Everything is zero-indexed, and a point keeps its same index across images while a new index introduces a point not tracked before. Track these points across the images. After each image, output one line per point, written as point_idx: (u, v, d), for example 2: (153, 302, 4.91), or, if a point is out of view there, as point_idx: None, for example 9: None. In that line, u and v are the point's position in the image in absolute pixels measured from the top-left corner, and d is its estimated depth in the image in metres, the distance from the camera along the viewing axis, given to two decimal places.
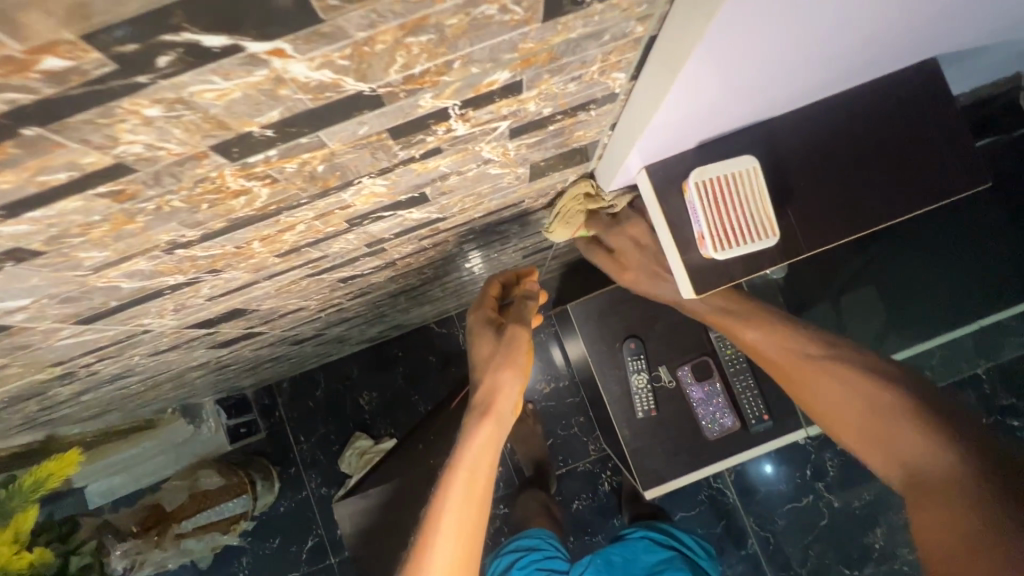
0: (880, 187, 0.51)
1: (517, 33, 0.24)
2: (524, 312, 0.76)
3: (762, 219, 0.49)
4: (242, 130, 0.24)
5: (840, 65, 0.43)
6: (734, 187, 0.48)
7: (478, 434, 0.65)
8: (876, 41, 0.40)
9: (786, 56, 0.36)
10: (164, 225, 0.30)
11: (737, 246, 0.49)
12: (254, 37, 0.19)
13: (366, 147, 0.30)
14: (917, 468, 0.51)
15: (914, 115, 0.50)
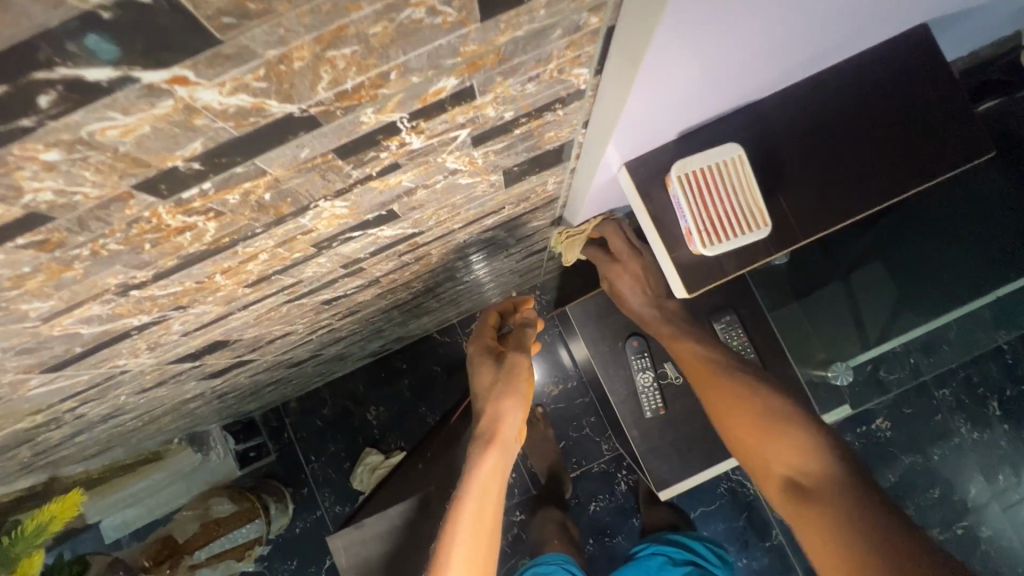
0: (876, 164, 0.48)
1: (455, 36, 0.22)
2: (524, 339, 0.75)
3: (751, 208, 0.47)
4: (164, 166, 0.22)
5: (824, 37, 0.40)
6: (719, 178, 0.46)
7: (483, 463, 0.61)
8: (859, 7, 0.37)
9: (761, 28, 0.33)
10: (107, 269, 0.28)
11: (726, 240, 0.46)
12: (145, 66, 0.17)
13: (314, 170, 0.28)
14: (800, 470, 0.61)
15: (906, 88, 0.48)
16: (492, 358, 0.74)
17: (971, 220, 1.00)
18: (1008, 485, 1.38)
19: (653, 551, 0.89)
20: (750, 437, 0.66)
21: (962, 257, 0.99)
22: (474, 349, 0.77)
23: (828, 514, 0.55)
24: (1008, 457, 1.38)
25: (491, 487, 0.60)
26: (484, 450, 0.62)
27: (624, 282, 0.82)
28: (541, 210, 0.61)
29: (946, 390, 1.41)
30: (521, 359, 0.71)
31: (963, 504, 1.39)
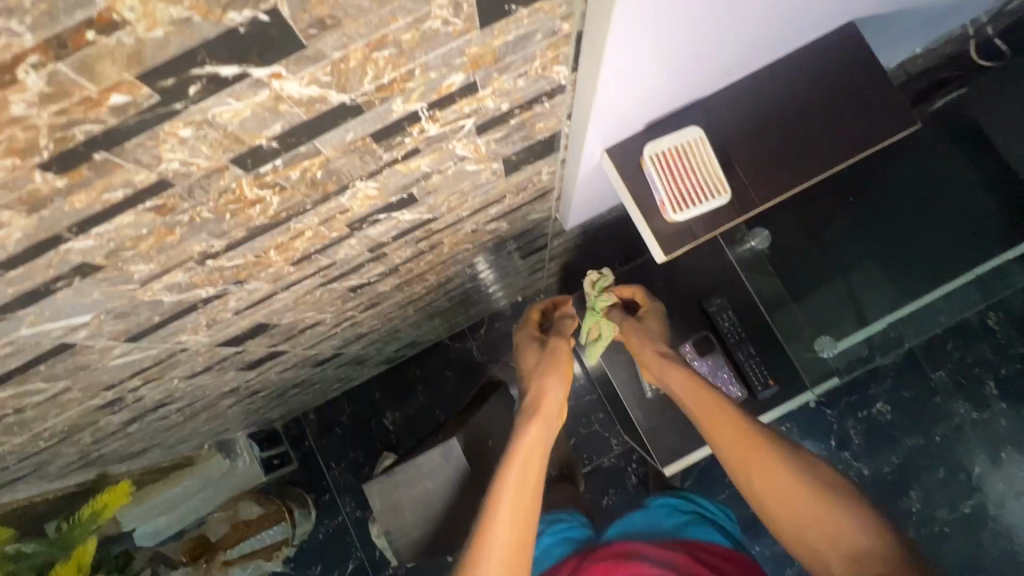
0: (825, 138, 0.56)
1: (462, 40, 0.30)
2: (563, 325, 0.84)
3: (713, 179, 0.54)
4: (253, 143, 0.30)
5: (763, 35, 0.48)
6: (686, 154, 0.54)
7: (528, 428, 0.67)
8: (787, 9, 0.45)
9: (702, 28, 0.42)
10: (196, 237, 0.36)
11: (692, 206, 0.54)
12: (256, 64, 0.25)
13: (355, 152, 0.36)
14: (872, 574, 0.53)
15: (843, 74, 0.55)
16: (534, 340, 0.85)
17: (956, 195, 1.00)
18: (1011, 462, 1.41)
19: (662, 502, 0.94)
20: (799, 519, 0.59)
21: (947, 231, 0.99)
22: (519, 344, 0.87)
23: None
24: (1009, 435, 1.42)
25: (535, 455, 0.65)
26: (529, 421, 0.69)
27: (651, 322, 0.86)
28: (539, 202, 0.69)
29: (942, 371, 1.45)
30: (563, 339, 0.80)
31: (969, 482, 1.42)
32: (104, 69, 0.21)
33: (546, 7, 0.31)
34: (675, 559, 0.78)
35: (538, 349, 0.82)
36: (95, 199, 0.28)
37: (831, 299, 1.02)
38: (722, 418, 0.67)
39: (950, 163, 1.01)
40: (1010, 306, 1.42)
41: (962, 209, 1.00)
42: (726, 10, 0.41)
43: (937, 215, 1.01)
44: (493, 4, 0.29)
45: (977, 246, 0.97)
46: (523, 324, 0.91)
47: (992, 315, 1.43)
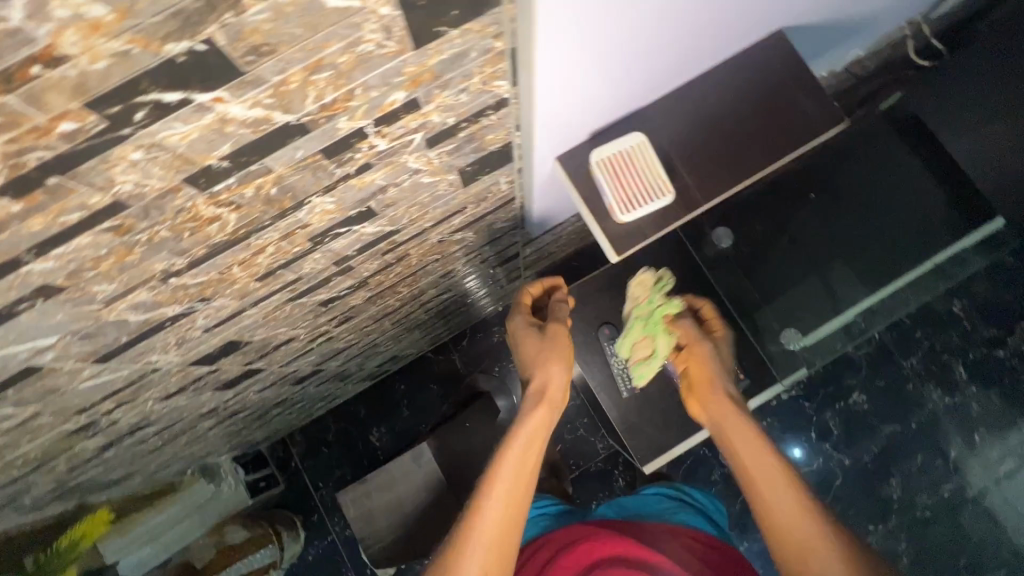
0: (764, 135, 0.58)
1: (398, 61, 0.33)
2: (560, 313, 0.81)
3: (657, 180, 0.57)
4: (204, 163, 0.32)
5: (694, 40, 0.51)
6: (629, 159, 0.57)
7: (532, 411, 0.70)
8: (712, 16, 0.49)
9: (630, 36, 0.45)
10: (156, 255, 0.38)
11: (638, 208, 0.57)
12: (199, 89, 0.27)
13: (307, 169, 0.38)
14: None
15: (774, 78, 0.58)
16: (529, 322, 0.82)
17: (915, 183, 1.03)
18: (985, 445, 1.45)
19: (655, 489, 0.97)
20: None
21: (906, 221, 1.02)
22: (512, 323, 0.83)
23: None
24: (981, 418, 1.45)
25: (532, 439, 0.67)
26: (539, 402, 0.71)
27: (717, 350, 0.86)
28: (502, 211, 0.71)
29: (914, 359, 1.49)
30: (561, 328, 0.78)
31: (946, 466, 1.45)
32: (53, 100, 0.23)
33: (475, 27, 0.34)
34: (667, 540, 0.81)
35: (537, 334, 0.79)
36: (51, 221, 0.30)
37: (798, 294, 1.07)
38: (773, 479, 0.65)
39: (906, 156, 1.04)
40: (973, 293, 1.47)
41: (920, 198, 1.02)
42: (651, 15, 0.44)
43: (898, 205, 1.03)
44: (423, 27, 0.31)
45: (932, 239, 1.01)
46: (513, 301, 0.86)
47: (957, 303, 1.48)
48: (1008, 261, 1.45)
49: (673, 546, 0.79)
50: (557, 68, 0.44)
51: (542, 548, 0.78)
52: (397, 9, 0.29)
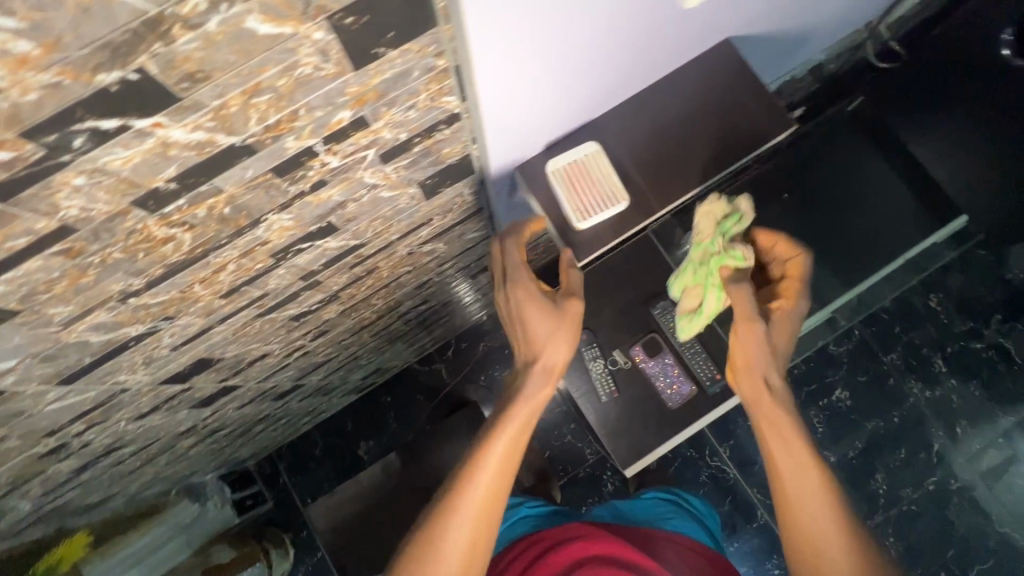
0: (717, 138, 0.60)
1: (339, 82, 0.34)
2: (574, 282, 0.59)
3: (612, 187, 0.60)
4: (150, 185, 0.33)
5: (641, 50, 0.54)
6: (584, 168, 0.60)
7: (529, 395, 0.57)
8: (655, 26, 0.51)
9: (571, 43, 0.46)
10: (112, 276, 0.38)
11: (595, 214, 0.60)
12: (137, 115, 0.28)
13: (259, 187, 0.39)
14: None
15: (724, 86, 0.61)
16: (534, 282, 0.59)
17: (884, 182, 1.05)
18: (967, 437, 1.46)
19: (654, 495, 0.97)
20: None
21: (883, 216, 1.04)
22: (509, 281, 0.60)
23: None
24: (962, 410, 1.47)
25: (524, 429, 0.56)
26: (542, 382, 0.58)
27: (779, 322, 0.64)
28: (471, 221, 0.73)
29: (894, 354, 1.51)
30: (576, 302, 0.58)
31: (930, 459, 1.46)
32: None
33: (414, 48, 0.35)
34: (665, 552, 0.80)
35: (541, 296, 0.58)
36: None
37: None
38: (817, 502, 0.55)
39: (876, 154, 1.06)
40: (948, 287, 1.50)
41: (894, 193, 1.05)
42: (592, 24, 0.45)
43: (877, 200, 1.05)
44: (360, 49, 0.32)
45: (909, 233, 1.04)
46: (512, 246, 0.60)
47: (933, 297, 1.51)
48: (981, 254, 1.48)
49: (670, 560, 0.79)
50: (502, 74, 0.45)
51: (540, 542, 0.77)
52: (331, 33, 0.30)
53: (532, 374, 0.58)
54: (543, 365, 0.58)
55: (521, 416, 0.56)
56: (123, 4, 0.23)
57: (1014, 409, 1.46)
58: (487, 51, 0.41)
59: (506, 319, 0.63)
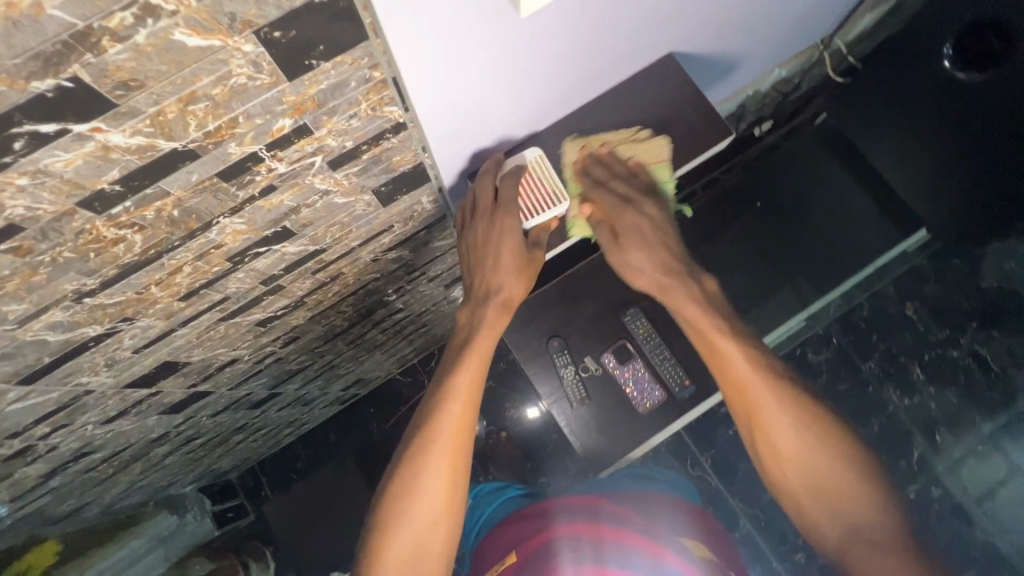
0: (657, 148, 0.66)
1: (274, 91, 0.37)
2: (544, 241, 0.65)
3: (553, 190, 0.64)
4: (95, 188, 0.35)
5: (578, 62, 0.58)
6: (526, 172, 0.64)
7: (488, 326, 0.64)
8: (590, 40, 0.55)
9: (507, 53, 0.50)
10: (65, 275, 0.41)
11: (538, 215, 0.64)
12: (75, 120, 0.30)
13: (206, 191, 0.41)
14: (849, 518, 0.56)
15: (660, 100, 0.67)
16: (518, 223, 0.62)
17: (848, 194, 1.12)
18: (947, 445, 1.37)
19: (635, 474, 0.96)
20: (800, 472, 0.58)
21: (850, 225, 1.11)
22: (494, 214, 0.62)
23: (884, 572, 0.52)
24: (942, 418, 1.39)
25: (483, 353, 0.63)
26: (500, 314, 0.64)
27: (630, 241, 0.65)
28: (437, 230, 0.75)
29: (872, 362, 1.45)
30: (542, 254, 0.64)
31: (910, 468, 1.37)
32: None
33: (348, 60, 0.38)
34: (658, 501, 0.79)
35: (519, 239, 0.63)
36: None
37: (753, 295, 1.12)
38: (744, 368, 0.61)
39: (840, 169, 1.14)
40: (925, 295, 1.44)
41: (859, 204, 1.11)
42: (525, 39, 0.49)
43: (843, 210, 1.12)
44: (291, 60, 0.35)
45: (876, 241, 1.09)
46: (506, 187, 0.62)
47: (909, 305, 1.45)
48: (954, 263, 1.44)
49: (664, 505, 0.77)
50: (440, 83, 0.48)
51: (531, 518, 0.74)
52: (260, 46, 0.33)
53: (490, 305, 0.64)
54: (502, 297, 0.63)
55: (479, 343, 0.63)
56: (51, 18, 0.25)
57: (995, 414, 1.36)
58: (421, 61, 0.44)
59: (470, 243, 0.64)
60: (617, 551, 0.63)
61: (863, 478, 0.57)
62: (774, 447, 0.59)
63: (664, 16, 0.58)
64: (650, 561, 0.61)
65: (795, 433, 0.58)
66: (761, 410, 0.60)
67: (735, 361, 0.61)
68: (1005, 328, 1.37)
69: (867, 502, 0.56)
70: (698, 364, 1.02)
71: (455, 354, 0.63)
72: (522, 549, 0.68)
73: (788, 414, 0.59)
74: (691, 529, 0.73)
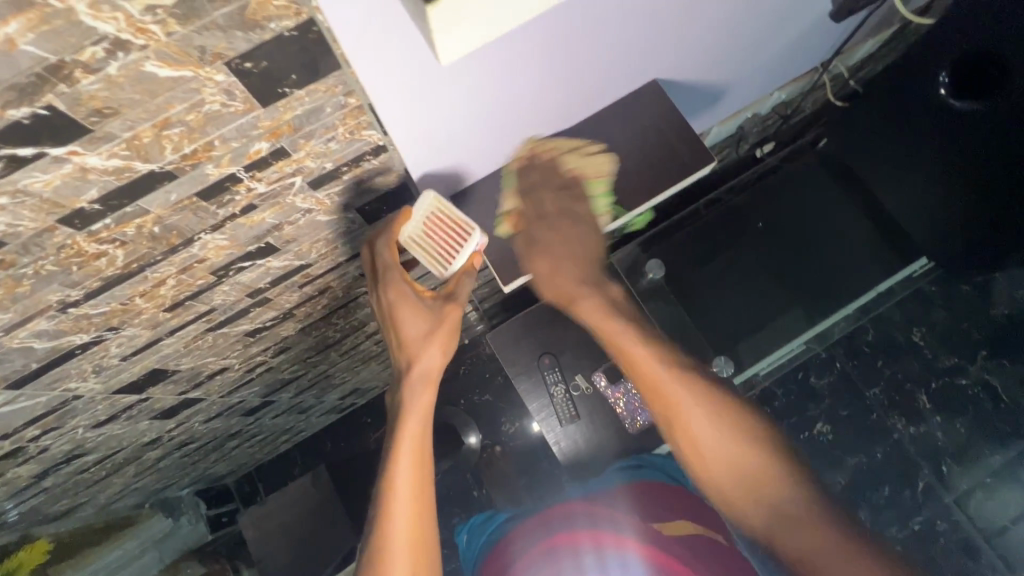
0: (638, 175, 0.67)
1: (249, 117, 0.38)
2: (459, 289, 0.64)
3: (459, 227, 0.62)
4: (74, 206, 0.37)
5: (562, 89, 0.60)
6: (425, 222, 0.60)
7: (413, 401, 0.64)
8: (571, 66, 0.57)
9: (488, 81, 0.51)
10: (47, 287, 0.42)
11: (458, 258, 0.62)
12: (52, 145, 0.32)
13: (186, 210, 0.43)
14: (764, 493, 0.59)
15: (643, 127, 0.69)
16: (406, 284, 0.63)
17: (851, 222, 1.14)
18: (953, 476, 1.30)
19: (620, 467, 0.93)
20: (718, 453, 0.62)
21: (855, 253, 1.13)
22: (380, 282, 0.62)
23: (799, 536, 0.56)
24: (948, 448, 1.32)
25: (418, 431, 0.63)
26: (421, 388, 0.64)
27: (542, 254, 0.67)
28: None
29: (876, 389, 1.37)
30: (453, 307, 0.64)
31: (916, 498, 1.30)
32: None
33: (322, 88, 0.39)
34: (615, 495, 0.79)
35: (414, 298, 0.64)
36: None
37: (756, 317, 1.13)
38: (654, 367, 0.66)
39: (843, 195, 1.15)
40: (932, 321, 1.38)
41: (862, 232, 1.13)
42: (508, 70, 0.52)
43: (844, 238, 1.14)
44: (265, 89, 0.36)
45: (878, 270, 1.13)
46: (382, 247, 0.61)
47: (916, 331, 1.39)
48: (964, 289, 1.38)
49: (616, 494, 0.78)
50: (420, 109, 0.50)
51: (500, 552, 0.72)
52: (231, 76, 0.34)
53: (410, 383, 0.64)
54: (420, 369, 0.64)
55: (410, 424, 0.63)
56: (25, 52, 0.27)
57: (1005, 447, 1.30)
58: (403, 92, 0.46)
59: (384, 322, 0.66)
60: (573, 562, 0.63)
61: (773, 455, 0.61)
62: (694, 435, 0.63)
63: (645, 45, 0.60)
64: (599, 561, 0.62)
65: (706, 419, 0.63)
66: (679, 409, 0.64)
67: (649, 367, 0.66)
68: (1013, 358, 1.33)
69: (782, 477, 0.59)
70: None
71: (392, 426, 0.62)
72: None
73: (700, 405, 0.64)
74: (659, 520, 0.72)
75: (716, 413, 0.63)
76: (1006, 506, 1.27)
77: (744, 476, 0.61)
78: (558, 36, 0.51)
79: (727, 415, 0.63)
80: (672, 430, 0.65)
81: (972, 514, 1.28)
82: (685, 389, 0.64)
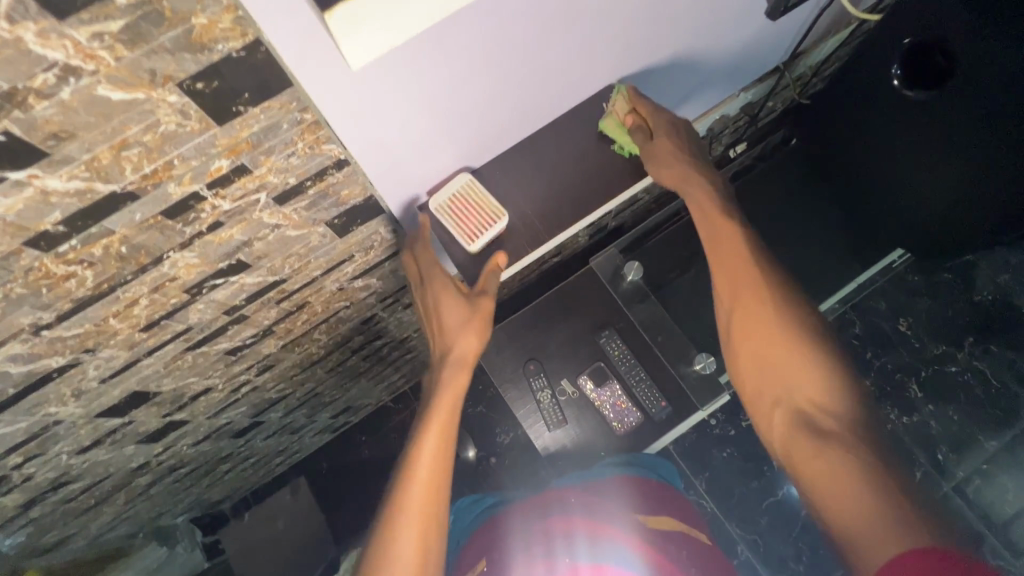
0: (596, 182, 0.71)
1: (207, 135, 0.39)
2: (488, 286, 0.67)
3: (487, 208, 0.68)
4: (39, 229, 0.38)
5: (524, 87, 0.61)
6: (461, 197, 0.68)
7: (448, 383, 0.67)
8: (521, 73, 0.59)
9: (438, 93, 0.53)
10: (19, 309, 0.44)
11: (481, 236, 0.67)
12: (11, 169, 0.33)
13: (152, 228, 0.44)
14: (813, 402, 0.58)
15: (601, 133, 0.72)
16: (446, 279, 0.67)
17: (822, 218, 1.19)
18: (950, 464, 1.29)
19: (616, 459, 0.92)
20: (772, 345, 0.63)
21: (827, 247, 1.18)
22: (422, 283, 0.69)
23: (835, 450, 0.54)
24: (943, 436, 1.31)
25: (450, 413, 0.66)
26: (456, 369, 0.67)
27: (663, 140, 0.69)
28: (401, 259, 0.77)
29: (868, 380, 1.36)
30: (486, 300, 0.67)
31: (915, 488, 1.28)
32: None
33: (276, 105, 0.41)
34: (618, 489, 0.78)
35: (452, 292, 0.67)
36: None
37: None
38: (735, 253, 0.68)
39: (810, 193, 1.21)
40: (918, 311, 1.39)
41: (830, 229, 1.19)
42: (462, 69, 0.52)
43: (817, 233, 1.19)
44: (219, 108, 0.38)
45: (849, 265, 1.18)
46: (421, 251, 0.68)
47: (902, 321, 1.39)
48: (946, 277, 1.39)
49: (624, 490, 0.77)
50: (375, 125, 0.51)
51: (495, 533, 0.72)
52: (184, 97, 0.36)
53: (447, 363, 0.67)
54: (456, 354, 0.67)
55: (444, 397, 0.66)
56: None
57: (998, 432, 1.29)
58: (358, 107, 0.48)
59: (425, 310, 0.72)
60: (577, 554, 0.62)
61: (831, 376, 0.59)
62: (751, 325, 0.65)
63: (593, 49, 0.62)
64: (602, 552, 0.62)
65: (775, 316, 0.64)
66: (744, 297, 0.66)
67: (731, 253, 0.68)
68: (1000, 344, 1.33)
69: (835, 398, 0.58)
70: (673, 386, 1.03)
71: (425, 402, 0.66)
72: (493, 553, 0.68)
73: (766, 307, 0.65)
74: (656, 512, 0.72)
75: (783, 317, 0.64)
76: (1006, 493, 1.26)
77: (789, 378, 0.60)
78: (501, 44, 0.52)
79: (798, 323, 0.64)
80: (734, 316, 0.66)
81: (972, 501, 1.27)
82: (756, 282, 0.66)
